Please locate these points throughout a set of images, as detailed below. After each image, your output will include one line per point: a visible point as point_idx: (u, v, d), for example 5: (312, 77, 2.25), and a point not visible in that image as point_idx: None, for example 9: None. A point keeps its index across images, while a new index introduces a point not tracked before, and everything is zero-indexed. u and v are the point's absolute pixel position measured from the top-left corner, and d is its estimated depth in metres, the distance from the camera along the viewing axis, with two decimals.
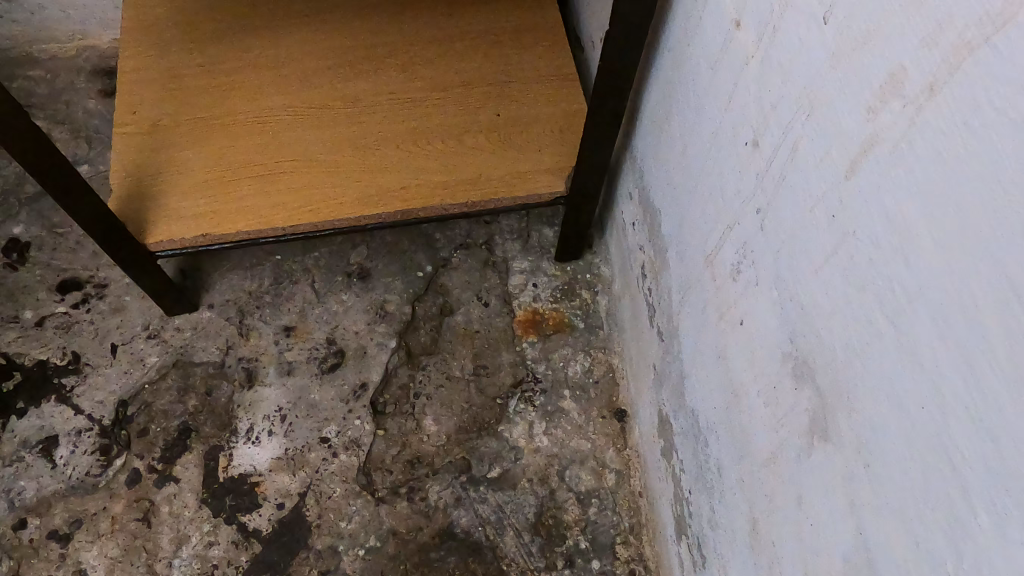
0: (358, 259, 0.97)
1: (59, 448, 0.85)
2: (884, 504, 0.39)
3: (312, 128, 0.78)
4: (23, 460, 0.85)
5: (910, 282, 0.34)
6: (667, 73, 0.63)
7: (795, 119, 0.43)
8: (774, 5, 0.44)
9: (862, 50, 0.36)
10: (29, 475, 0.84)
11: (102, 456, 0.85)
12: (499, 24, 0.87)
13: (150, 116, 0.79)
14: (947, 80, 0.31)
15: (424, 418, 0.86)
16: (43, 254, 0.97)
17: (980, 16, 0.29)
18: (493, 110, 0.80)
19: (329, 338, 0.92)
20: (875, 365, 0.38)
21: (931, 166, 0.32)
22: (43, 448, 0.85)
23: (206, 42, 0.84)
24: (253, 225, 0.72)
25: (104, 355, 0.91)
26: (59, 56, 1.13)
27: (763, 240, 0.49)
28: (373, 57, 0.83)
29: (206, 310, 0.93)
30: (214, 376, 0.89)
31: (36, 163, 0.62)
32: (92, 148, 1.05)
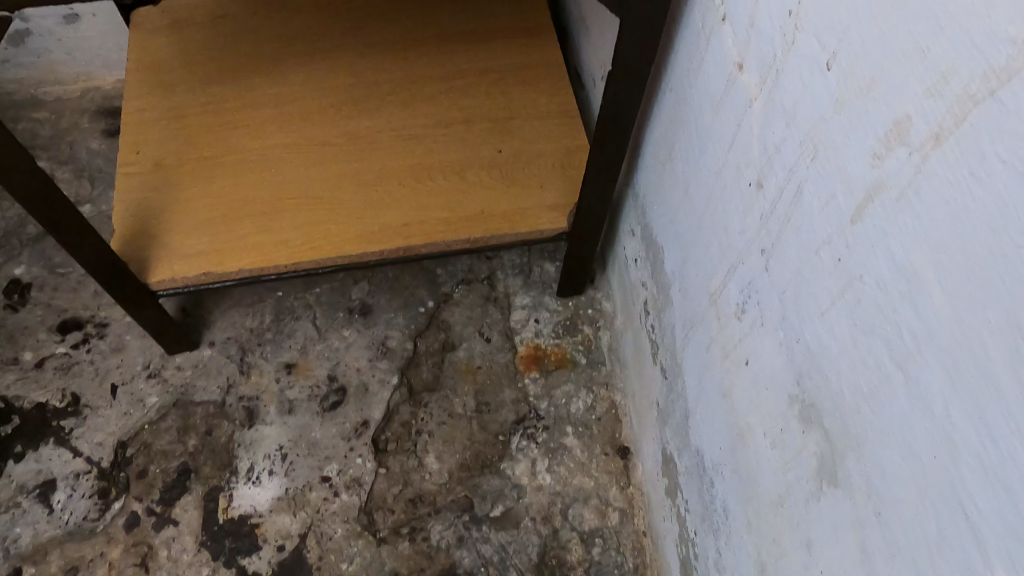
0: (360, 295, 0.97)
1: (57, 492, 0.84)
2: (897, 553, 0.38)
3: (315, 166, 0.78)
4: (20, 506, 0.83)
5: (920, 329, 0.34)
6: (669, 112, 0.64)
7: (799, 162, 0.43)
8: (776, 50, 0.44)
9: (866, 98, 0.36)
10: (25, 520, 0.83)
11: (100, 499, 0.84)
12: (500, 61, 0.88)
13: (153, 156, 0.79)
14: (952, 130, 0.31)
15: (426, 456, 0.86)
16: (44, 294, 0.97)
17: (985, 69, 0.29)
18: (495, 147, 0.81)
19: (331, 375, 0.91)
20: (885, 411, 0.38)
21: (939, 215, 0.32)
22: (40, 492, 0.84)
23: (209, 82, 0.85)
24: (255, 263, 0.72)
25: (103, 396, 0.90)
26: (64, 97, 1.14)
27: (768, 281, 0.49)
28: (376, 95, 0.84)
29: (207, 348, 0.93)
30: (215, 415, 0.88)
31: (40, 207, 0.62)
32: (95, 188, 1.05)
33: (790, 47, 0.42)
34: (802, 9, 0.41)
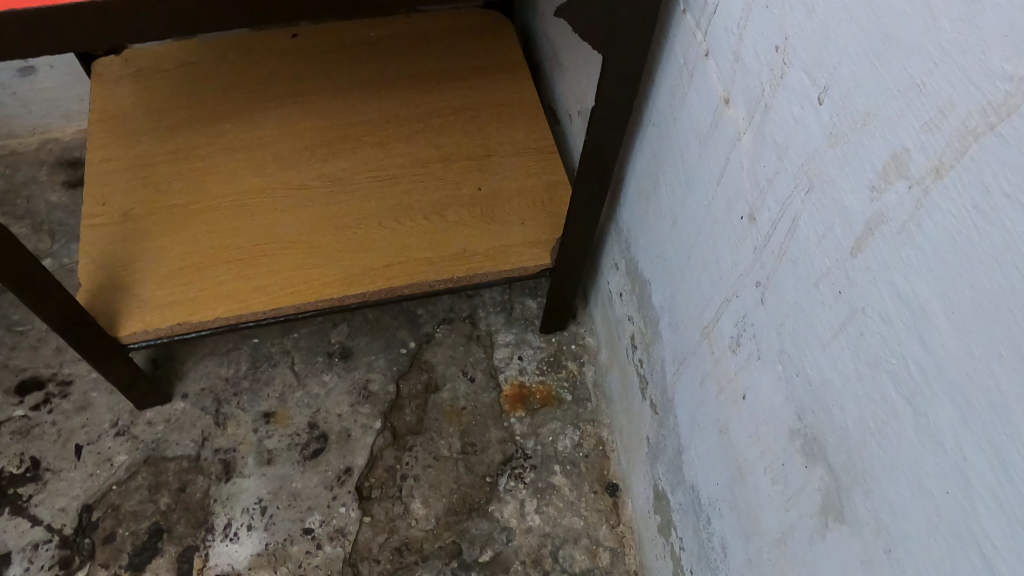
0: (339, 338, 0.95)
1: (13, 566, 0.80)
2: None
3: (292, 210, 0.77)
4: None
5: (927, 362, 0.34)
6: (652, 146, 0.64)
7: (793, 195, 0.43)
8: (765, 85, 0.45)
9: (861, 132, 0.36)
10: None
11: (62, 570, 0.79)
12: (475, 99, 0.87)
13: (121, 206, 0.77)
14: (953, 164, 0.31)
15: (412, 501, 0.83)
16: (2, 355, 0.93)
17: (982, 104, 0.29)
18: (474, 185, 0.80)
19: (311, 422, 0.89)
20: (892, 445, 0.37)
21: (943, 248, 0.32)
22: None
23: (179, 129, 0.83)
24: (232, 311, 0.70)
25: (66, 458, 0.86)
26: (20, 150, 1.11)
27: (765, 314, 0.49)
28: (352, 136, 0.83)
29: (180, 401, 0.90)
30: (189, 470, 0.85)
31: (12, 270, 0.59)
32: (56, 241, 1.02)
33: (780, 82, 0.43)
34: (790, 45, 0.41)
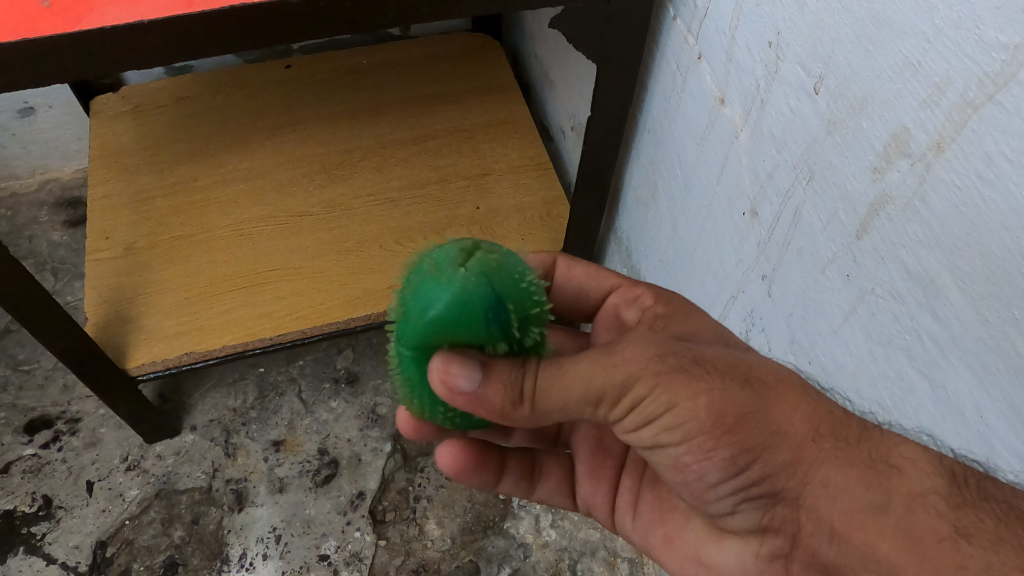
0: (345, 363, 0.95)
1: None
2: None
3: (293, 236, 0.78)
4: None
5: (942, 334, 0.35)
6: (648, 152, 0.65)
7: (794, 185, 0.45)
8: (759, 81, 0.46)
9: (858, 116, 0.37)
10: None
11: None
12: (469, 120, 0.89)
13: (123, 240, 0.77)
14: (954, 136, 0.32)
15: (426, 522, 0.83)
16: (9, 394, 0.93)
17: (979, 76, 0.30)
18: (473, 204, 0.81)
19: (321, 448, 0.88)
20: (915, 418, 0.38)
21: (951, 221, 0.33)
22: None
23: (177, 162, 0.84)
24: (239, 338, 0.71)
25: (78, 495, 0.85)
26: (20, 192, 1.11)
27: (773, 306, 0.50)
28: (349, 162, 0.84)
29: (189, 434, 0.89)
30: (201, 502, 0.85)
31: (25, 307, 0.60)
32: (59, 280, 1.02)
33: (773, 77, 0.44)
34: (782, 40, 0.43)
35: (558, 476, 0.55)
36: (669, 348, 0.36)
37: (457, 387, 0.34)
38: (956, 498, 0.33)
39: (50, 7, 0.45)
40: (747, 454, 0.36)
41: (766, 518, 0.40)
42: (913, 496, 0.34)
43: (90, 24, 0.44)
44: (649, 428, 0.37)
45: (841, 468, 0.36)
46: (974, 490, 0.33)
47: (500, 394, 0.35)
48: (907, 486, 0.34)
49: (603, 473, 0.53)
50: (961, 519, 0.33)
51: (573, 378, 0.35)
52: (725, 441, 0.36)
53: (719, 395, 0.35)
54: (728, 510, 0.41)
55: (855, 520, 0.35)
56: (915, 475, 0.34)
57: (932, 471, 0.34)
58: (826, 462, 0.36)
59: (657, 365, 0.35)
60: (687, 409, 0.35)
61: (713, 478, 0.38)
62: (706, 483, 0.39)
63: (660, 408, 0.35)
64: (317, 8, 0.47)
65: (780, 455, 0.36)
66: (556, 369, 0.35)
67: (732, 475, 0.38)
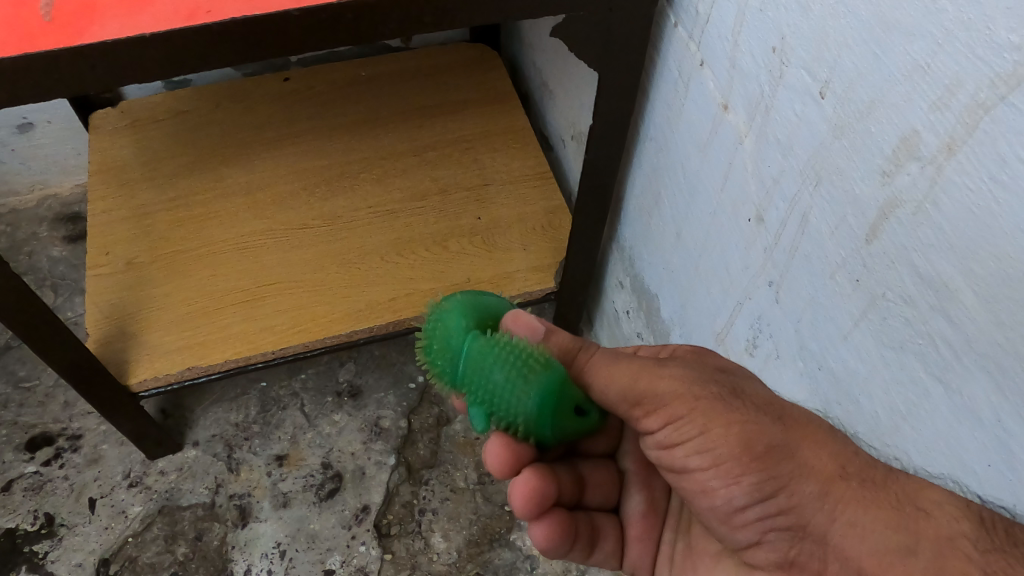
0: (347, 376, 0.95)
1: None
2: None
3: (294, 249, 0.77)
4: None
5: (956, 339, 0.34)
6: (651, 161, 0.65)
7: (800, 191, 0.44)
8: (764, 86, 0.46)
9: (866, 119, 0.37)
10: None
11: None
12: (469, 130, 0.89)
13: (123, 254, 0.77)
14: (965, 139, 0.32)
15: (431, 536, 0.82)
16: (9, 411, 0.92)
17: (991, 77, 0.30)
18: (475, 215, 0.81)
19: (325, 462, 0.88)
20: (927, 425, 0.38)
21: (964, 223, 0.33)
22: None
23: (176, 176, 0.83)
24: (242, 352, 0.70)
25: (81, 513, 0.84)
26: (20, 208, 1.11)
27: (780, 312, 0.50)
28: (349, 174, 0.84)
29: (191, 449, 0.89)
30: (205, 518, 0.84)
31: (28, 323, 0.59)
32: (59, 296, 1.02)
33: (778, 82, 0.44)
34: (787, 44, 0.42)
35: (613, 535, 0.54)
36: (712, 379, 0.41)
37: (518, 335, 0.41)
38: (984, 541, 0.34)
39: (52, 21, 0.44)
40: (774, 483, 0.39)
41: (792, 550, 0.41)
42: (942, 538, 0.35)
43: (91, 37, 0.44)
44: (684, 448, 0.41)
45: (869, 510, 0.38)
46: (1002, 533, 0.33)
47: (556, 349, 0.43)
48: (936, 530, 0.35)
49: (648, 536, 0.53)
50: (990, 564, 0.34)
51: (616, 376, 0.41)
52: (755, 467, 0.39)
53: (751, 427, 0.39)
54: (755, 539, 0.42)
55: (882, 562, 0.37)
56: (943, 519, 0.35)
57: (960, 515, 0.35)
58: (849, 502, 0.38)
59: (698, 391, 0.40)
60: (719, 433, 0.39)
61: (741, 502, 0.40)
62: (732, 506, 0.41)
63: (693, 430, 0.40)
64: (319, 20, 0.46)
65: (810, 487, 0.39)
66: (605, 362, 0.42)
67: (760, 501, 0.40)
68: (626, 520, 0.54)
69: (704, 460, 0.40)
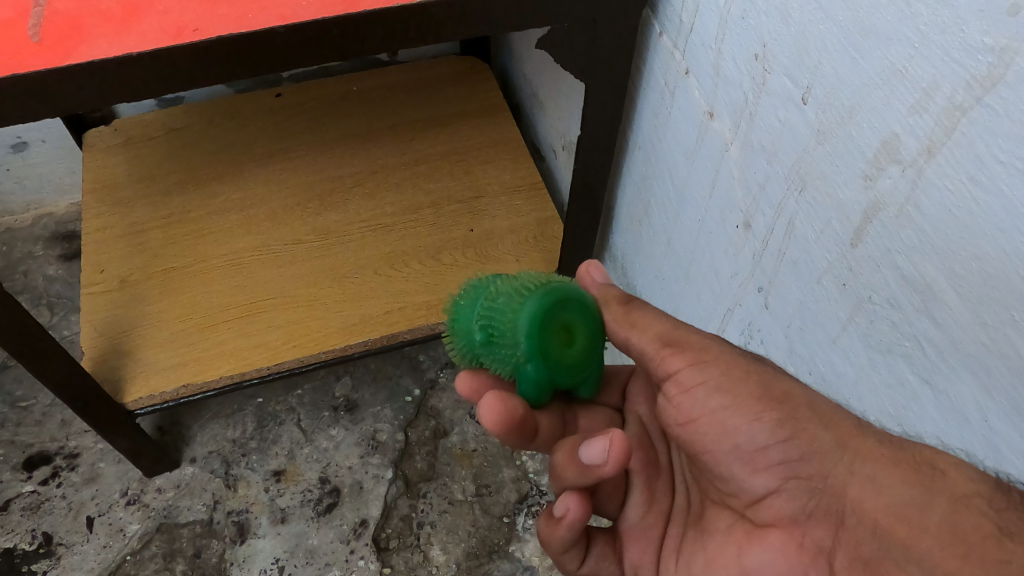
0: (343, 391, 0.95)
1: None
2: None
3: (287, 264, 0.78)
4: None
5: (942, 340, 0.35)
6: (640, 169, 0.66)
7: (786, 197, 0.45)
8: (747, 94, 0.46)
9: (847, 124, 0.38)
10: None
11: None
12: (460, 143, 0.89)
13: (118, 271, 0.77)
14: (943, 140, 0.32)
15: (430, 549, 0.82)
16: (6, 431, 0.92)
17: (967, 79, 0.30)
18: (467, 226, 0.81)
19: (322, 477, 0.88)
20: (917, 428, 0.38)
21: (945, 225, 0.33)
22: None
23: (170, 194, 0.84)
24: (236, 368, 0.70)
25: (79, 531, 0.84)
26: (15, 227, 1.11)
27: (769, 318, 0.50)
28: (341, 189, 0.84)
29: (188, 466, 0.89)
30: (203, 535, 0.84)
31: (23, 342, 0.59)
32: (55, 314, 1.02)
33: (761, 89, 0.45)
34: (768, 52, 0.43)
35: (604, 542, 0.52)
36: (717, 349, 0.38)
37: None
38: (998, 503, 0.31)
39: (39, 42, 0.45)
40: (793, 424, 0.38)
41: (810, 503, 0.39)
42: (956, 497, 0.32)
43: (78, 58, 0.44)
44: (703, 390, 0.40)
45: (889, 465, 0.35)
46: (1015, 493, 0.31)
47: None
48: (950, 488, 0.33)
49: (650, 530, 0.49)
50: (1004, 521, 0.31)
51: (651, 324, 0.43)
52: (779, 401, 0.38)
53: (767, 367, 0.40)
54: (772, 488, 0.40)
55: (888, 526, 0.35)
56: (959, 478, 0.33)
57: (974, 477, 0.32)
58: (870, 454, 0.36)
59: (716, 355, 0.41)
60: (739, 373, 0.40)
61: (760, 443, 0.39)
62: (755, 445, 0.39)
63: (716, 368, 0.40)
64: (305, 36, 0.47)
65: (827, 433, 0.37)
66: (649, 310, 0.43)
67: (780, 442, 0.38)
68: (622, 521, 0.51)
69: (724, 399, 0.39)
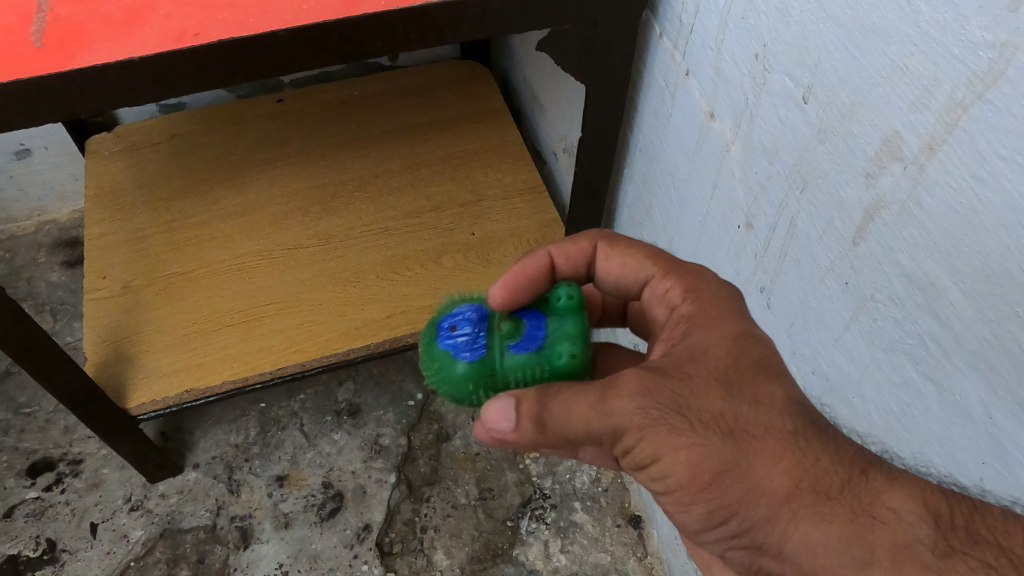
0: (346, 395, 0.95)
1: None
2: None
3: (290, 269, 0.78)
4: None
5: (946, 337, 0.35)
6: (642, 171, 0.66)
7: (788, 196, 0.45)
8: (748, 94, 0.47)
9: (848, 122, 0.38)
10: None
11: None
12: (461, 147, 0.90)
13: (121, 277, 0.77)
14: (945, 137, 0.32)
15: (434, 553, 0.82)
16: (10, 437, 0.92)
17: (968, 75, 0.30)
18: (468, 230, 0.81)
19: (325, 482, 0.88)
20: (921, 426, 0.38)
21: (947, 223, 0.33)
22: None
23: (172, 199, 0.84)
24: (238, 373, 0.70)
25: (82, 538, 0.84)
26: (18, 234, 1.12)
27: (772, 318, 0.50)
28: (342, 193, 0.85)
29: (192, 472, 0.89)
30: (206, 541, 0.84)
31: (26, 349, 0.59)
32: (58, 321, 1.02)
33: (762, 89, 0.45)
34: (769, 51, 0.43)
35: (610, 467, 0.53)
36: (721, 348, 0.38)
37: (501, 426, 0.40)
38: (942, 547, 0.30)
39: (42, 47, 0.45)
40: (724, 510, 0.35)
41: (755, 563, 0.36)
42: (898, 548, 0.31)
43: (79, 62, 0.44)
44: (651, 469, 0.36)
45: (819, 525, 0.33)
46: (962, 533, 0.30)
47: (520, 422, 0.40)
48: (890, 538, 0.31)
49: None
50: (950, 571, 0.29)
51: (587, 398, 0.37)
52: (703, 496, 0.35)
53: (698, 451, 0.34)
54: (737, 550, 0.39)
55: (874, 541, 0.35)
56: (900, 524, 0.31)
57: (916, 519, 0.31)
58: (802, 519, 0.33)
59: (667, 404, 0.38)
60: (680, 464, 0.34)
61: (694, 526, 0.37)
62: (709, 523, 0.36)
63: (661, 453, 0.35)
64: (306, 40, 0.47)
65: (757, 512, 0.34)
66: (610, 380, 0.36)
67: (713, 526, 0.36)
68: None
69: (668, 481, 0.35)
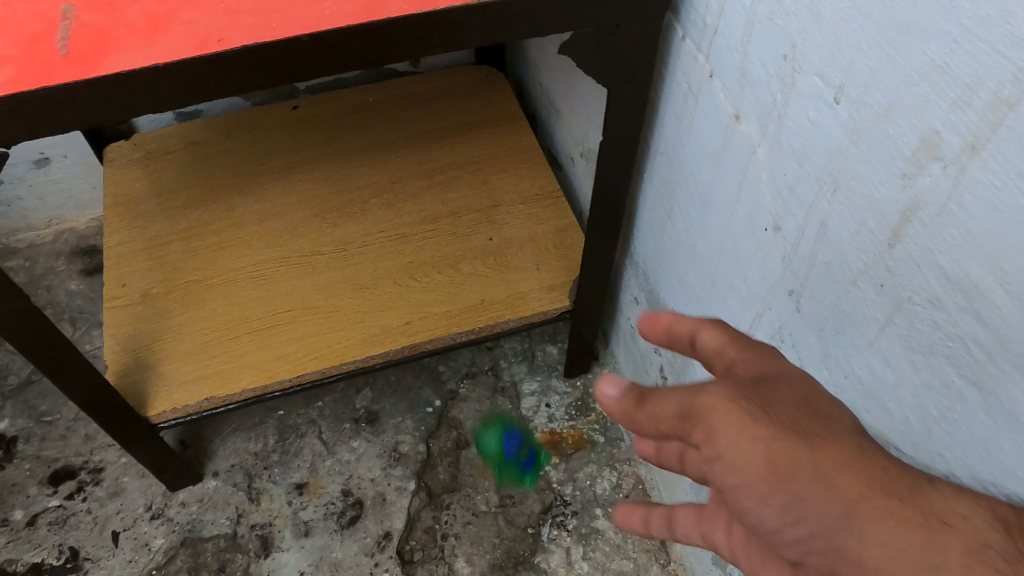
0: (364, 402, 0.94)
1: None
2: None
3: (307, 276, 0.77)
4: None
5: (989, 339, 0.34)
6: (663, 174, 0.65)
7: (818, 197, 0.44)
8: (775, 95, 0.46)
9: (884, 122, 0.37)
10: None
11: None
12: (478, 152, 0.89)
13: (140, 285, 0.77)
14: (988, 136, 0.31)
15: (455, 561, 0.82)
16: (32, 445, 0.92)
17: (1013, 72, 0.30)
18: (486, 236, 0.81)
19: (345, 489, 0.87)
20: (962, 430, 0.37)
21: (992, 222, 0.32)
22: None
23: (189, 207, 0.84)
24: (259, 381, 0.70)
25: (104, 546, 0.84)
26: (37, 243, 1.12)
27: (801, 322, 0.50)
28: (360, 199, 0.84)
29: (211, 480, 0.88)
30: (227, 549, 0.83)
31: (49, 357, 0.59)
32: (77, 329, 1.02)
33: (791, 89, 0.44)
34: (798, 51, 0.43)
35: None
36: None
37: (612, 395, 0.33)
38: (1015, 551, 0.26)
39: (68, 55, 0.45)
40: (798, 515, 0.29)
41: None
42: (972, 550, 0.27)
43: (106, 69, 0.44)
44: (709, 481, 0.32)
45: (891, 532, 0.28)
46: None
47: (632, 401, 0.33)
48: (962, 543, 0.27)
49: None
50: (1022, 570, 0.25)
51: (674, 398, 0.32)
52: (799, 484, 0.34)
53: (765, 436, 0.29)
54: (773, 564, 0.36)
55: None
56: (970, 527, 0.27)
57: (985, 522, 0.27)
58: (876, 527, 0.28)
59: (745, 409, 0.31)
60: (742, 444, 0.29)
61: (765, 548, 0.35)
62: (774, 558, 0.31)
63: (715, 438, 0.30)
64: (329, 45, 0.47)
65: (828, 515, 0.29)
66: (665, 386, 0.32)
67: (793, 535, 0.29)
68: None
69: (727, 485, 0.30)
